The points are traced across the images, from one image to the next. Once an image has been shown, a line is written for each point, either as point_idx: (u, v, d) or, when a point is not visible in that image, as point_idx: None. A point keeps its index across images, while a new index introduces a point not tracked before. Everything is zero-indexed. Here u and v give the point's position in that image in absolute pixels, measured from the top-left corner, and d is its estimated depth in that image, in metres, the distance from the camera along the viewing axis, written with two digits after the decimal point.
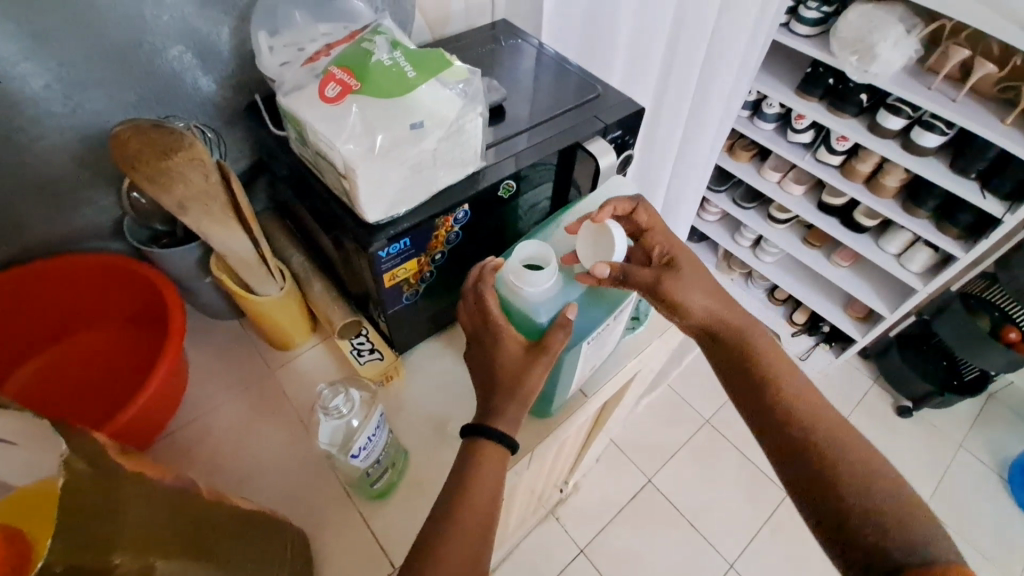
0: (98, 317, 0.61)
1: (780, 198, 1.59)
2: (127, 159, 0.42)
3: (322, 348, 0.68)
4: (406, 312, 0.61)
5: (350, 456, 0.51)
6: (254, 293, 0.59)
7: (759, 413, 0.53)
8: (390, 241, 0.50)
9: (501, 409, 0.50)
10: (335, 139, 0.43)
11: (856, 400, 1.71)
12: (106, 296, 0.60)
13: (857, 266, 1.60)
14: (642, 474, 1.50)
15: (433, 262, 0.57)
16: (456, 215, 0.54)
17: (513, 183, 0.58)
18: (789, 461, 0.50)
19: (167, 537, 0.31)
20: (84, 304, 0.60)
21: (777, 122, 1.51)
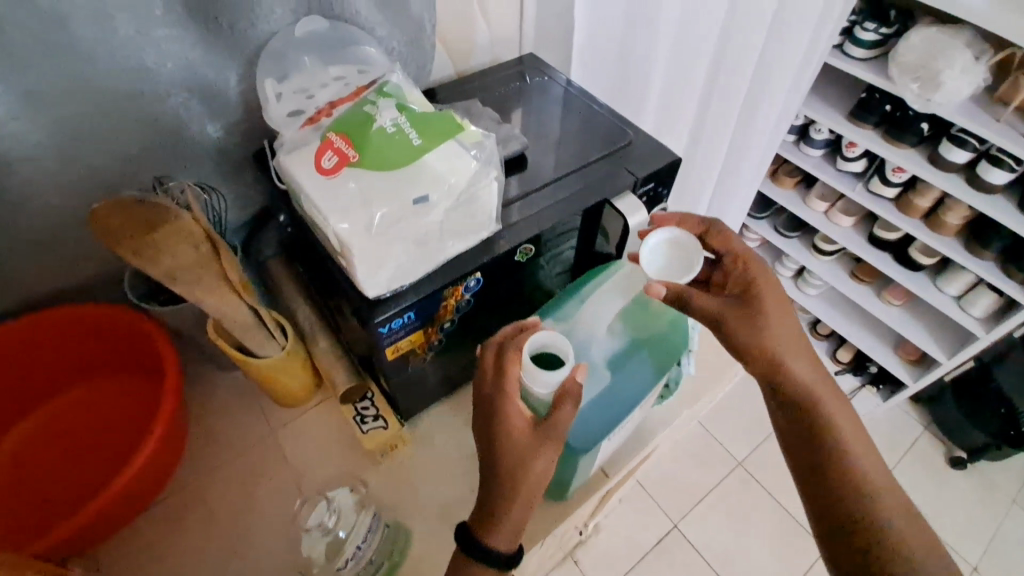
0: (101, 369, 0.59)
1: (826, 228, 1.48)
2: (109, 236, 0.39)
3: (326, 405, 0.64)
4: (413, 379, 0.56)
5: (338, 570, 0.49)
6: (253, 355, 0.55)
7: (806, 451, 0.48)
8: (392, 316, 0.45)
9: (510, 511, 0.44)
10: (329, 215, 0.39)
11: (904, 447, 1.58)
12: (109, 350, 0.58)
13: (910, 305, 1.48)
14: (668, 519, 1.41)
15: (442, 330, 0.52)
16: (468, 283, 0.49)
17: (532, 247, 0.53)
18: (825, 497, 0.46)
19: None
20: (87, 357, 0.58)
21: (826, 149, 1.42)
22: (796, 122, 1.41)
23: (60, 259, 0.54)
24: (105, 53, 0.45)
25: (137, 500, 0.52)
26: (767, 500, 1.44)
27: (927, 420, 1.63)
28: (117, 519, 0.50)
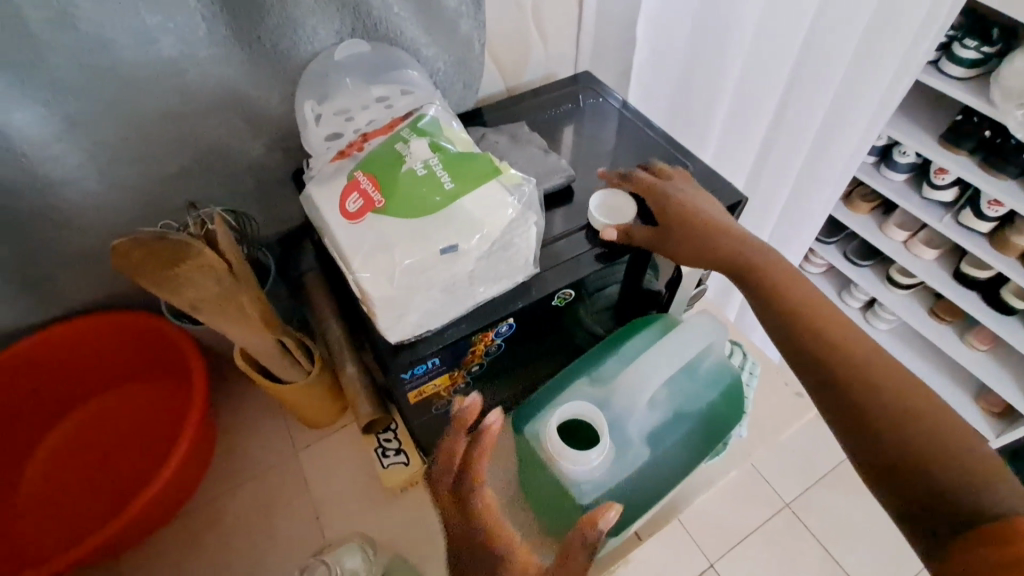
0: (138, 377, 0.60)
1: (904, 260, 1.35)
2: (130, 271, 0.38)
3: (351, 430, 0.63)
4: (438, 418, 0.54)
5: None
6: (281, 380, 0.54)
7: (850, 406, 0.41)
8: (414, 363, 0.43)
9: None
10: (353, 260, 0.37)
11: None
12: (146, 360, 0.59)
13: (996, 350, 1.33)
14: (704, 557, 1.33)
15: (469, 374, 0.49)
16: (498, 329, 0.46)
17: (571, 292, 0.49)
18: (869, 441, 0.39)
19: None
20: (125, 365, 0.59)
21: (910, 173, 1.29)
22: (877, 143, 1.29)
23: (105, 271, 0.55)
24: (147, 75, 0.45)
25: (156, 520, 0.52)
26: (815, 549, 1.34)
27: None
28: (136, 537, 0.51)
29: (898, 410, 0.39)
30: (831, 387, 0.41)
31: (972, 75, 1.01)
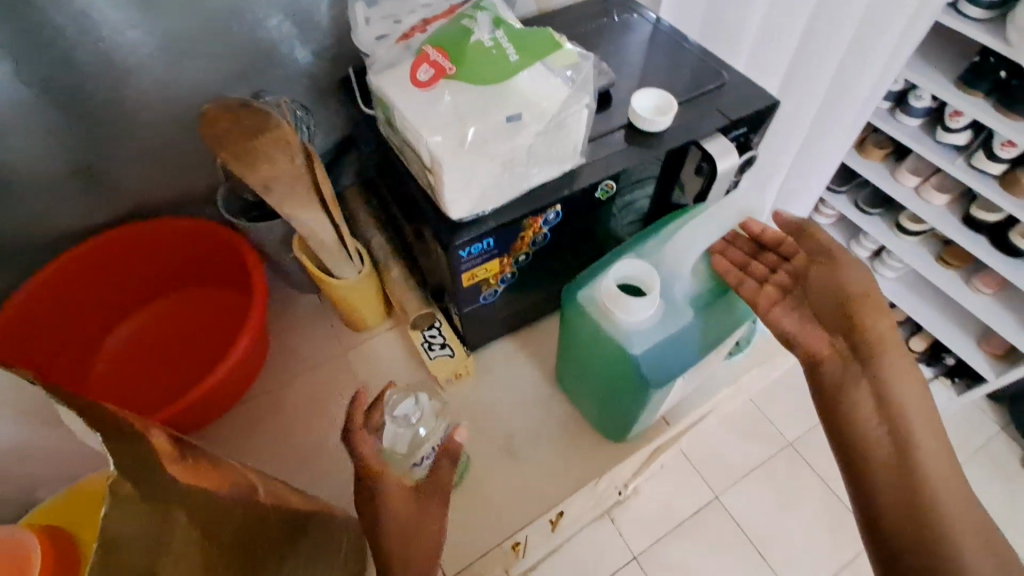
0: (196, 280, 0.64)
1: (916, 206, 1.37)
2: (217, 138, 0.42)
3: (395, 333, 0.66)
4: (483, 311, 0.57)
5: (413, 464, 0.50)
6: (332, 276, 0.57)
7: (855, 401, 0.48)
8: (473, 239, 0.46)
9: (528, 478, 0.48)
10: (423, 129, 0.39)
11: (975, 445, 1.48)
12: (204, 262, 0.62)
13: (1002, 295, 1.36)
14: (710, 490, 1.40)
15: (516, 263, 0.53)
16: (547, 216, 0.49)
17: (613, 185, 0.51)
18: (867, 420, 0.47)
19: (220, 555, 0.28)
20: (185, 267, 0.63)
21: (925, 118, 1.30)
22: (894, 87, 1.29)
23: (164, 171, 0.59)
24: None
25: (223, 401, 0.55)
26: (816, 483, 1.40)
27: (1005, 420, 1.52)
28: (206, 416, 0.54)
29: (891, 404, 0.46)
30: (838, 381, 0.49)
31: (989, 17, 1.00)
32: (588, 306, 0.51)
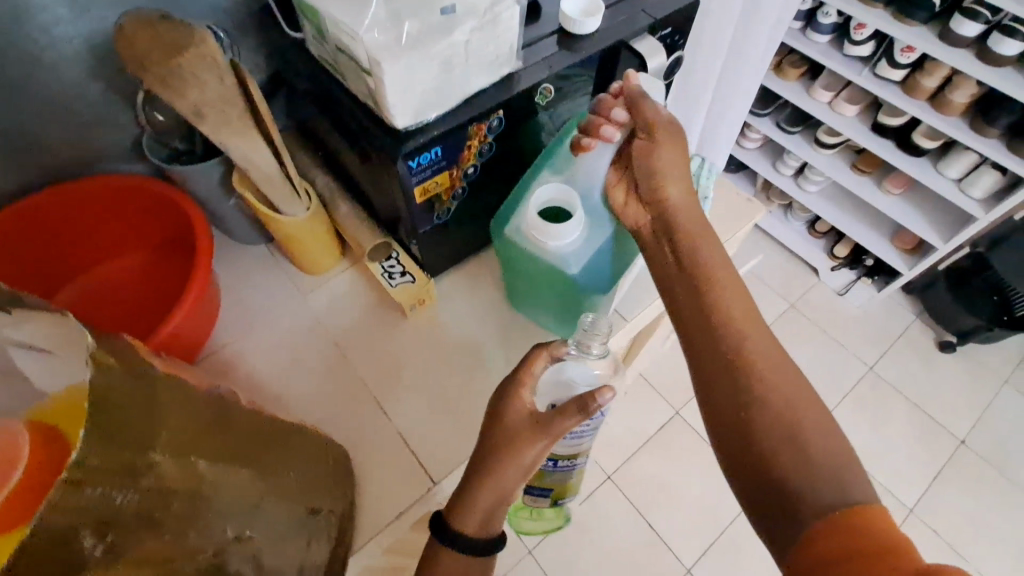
0: (122, 247, 0.61)
1: (830, 120, 1.45)
2: (137, 59, 0.40)
3: (353, 272, 0.66)
4: (439, 233, 0.58)
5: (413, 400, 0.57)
6: (279, 214, 0.56)
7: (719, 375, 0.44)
8: (420, 148, 0.46)
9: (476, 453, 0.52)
10: (358, 28, 0.41)
11: (895, 333, 1.64)
12: (128, 222, 0.60)
13: (909, 193, 1.48)
14: (670, 407, 1.50)
15: (465, 177, 0.53)
16: (490, 124, 0.50)
17: (551, 89, 0.53)
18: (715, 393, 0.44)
19: (209, 442, 0.29)
20: (108, 233, 0.60)
21: (833, 33, 1.34)
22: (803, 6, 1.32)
23: (81, 123, 0.56)
24: None
25: (196, 335, 0.54)
26: None
27: (919, 308, 1.68)
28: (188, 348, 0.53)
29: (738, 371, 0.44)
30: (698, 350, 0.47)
31: None
32: (519, 240, 0.55)
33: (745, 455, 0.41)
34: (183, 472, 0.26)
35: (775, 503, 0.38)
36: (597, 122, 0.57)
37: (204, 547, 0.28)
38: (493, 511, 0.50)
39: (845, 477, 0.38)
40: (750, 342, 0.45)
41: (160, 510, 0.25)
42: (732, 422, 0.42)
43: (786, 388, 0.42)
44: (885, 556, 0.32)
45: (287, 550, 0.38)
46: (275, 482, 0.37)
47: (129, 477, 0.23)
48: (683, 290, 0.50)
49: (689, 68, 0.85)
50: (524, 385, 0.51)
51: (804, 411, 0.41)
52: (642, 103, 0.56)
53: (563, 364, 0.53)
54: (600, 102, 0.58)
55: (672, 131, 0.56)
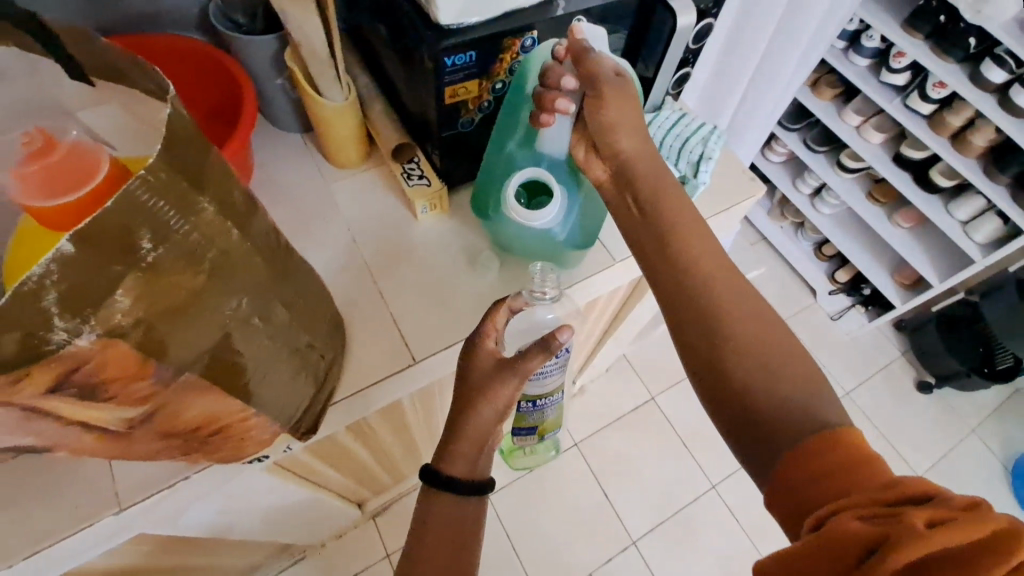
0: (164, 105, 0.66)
1: (854, 144, 1.42)
2: None
3: (375, 171, 0.71)
4: (460, 143, 0.64)
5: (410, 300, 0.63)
6: (319, 96, 0.61)
7: (690, 314, 0.47)
8: (458, 47, 0.52)
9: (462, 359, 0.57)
10: None
11: (878, 364, 1.62)
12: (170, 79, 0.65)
13: (917, 229, 1.48)
14: (647, 391, 1.52)
15: (493, 90, 0.59)
16: (524, 42, 0.56)
17: (585, 23, 0.58)
18: (689, 325, 0.47)
19: (242, 223, 0.34)
20: None
21: (873, 59, 1.31)
22: (849, 26, 1.29)
23: None
24: None
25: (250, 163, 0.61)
26: None
27: (905, 346, 1.65)
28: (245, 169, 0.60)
29: (711, 308, 0.47)
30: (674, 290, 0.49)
31: None
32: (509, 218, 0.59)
33: (723, 405, 0.44)
34: (220, 231, 0.31)
35: (753, 440, 0.42)
36: (550, 96, 0.55)
37: (224, 309, 0.34)
38: (479, 452, 0.58)
39: (816, 409, 0.42)
40: (716, 284, 0.48)
41: (201, 249, 0.30)
42: (709, 378, 0.45)
43: (755, 348, 0.45)
44: (845, 480, 0.37)
45: (284, 363, 0.44)
46: (288, 297, 0.42)
47: (181, 205, 0.28)
48: (659, 255, 0.51)
49: (736, 34, 0.93)
50: (488, 340, 0.57)
51: (778, 359, 0.44)
52: (586, 62, 0.54)
53: (528, 310, 0.60)
54: (545, 71, 0.55)
55: (618, 85, 0.54)
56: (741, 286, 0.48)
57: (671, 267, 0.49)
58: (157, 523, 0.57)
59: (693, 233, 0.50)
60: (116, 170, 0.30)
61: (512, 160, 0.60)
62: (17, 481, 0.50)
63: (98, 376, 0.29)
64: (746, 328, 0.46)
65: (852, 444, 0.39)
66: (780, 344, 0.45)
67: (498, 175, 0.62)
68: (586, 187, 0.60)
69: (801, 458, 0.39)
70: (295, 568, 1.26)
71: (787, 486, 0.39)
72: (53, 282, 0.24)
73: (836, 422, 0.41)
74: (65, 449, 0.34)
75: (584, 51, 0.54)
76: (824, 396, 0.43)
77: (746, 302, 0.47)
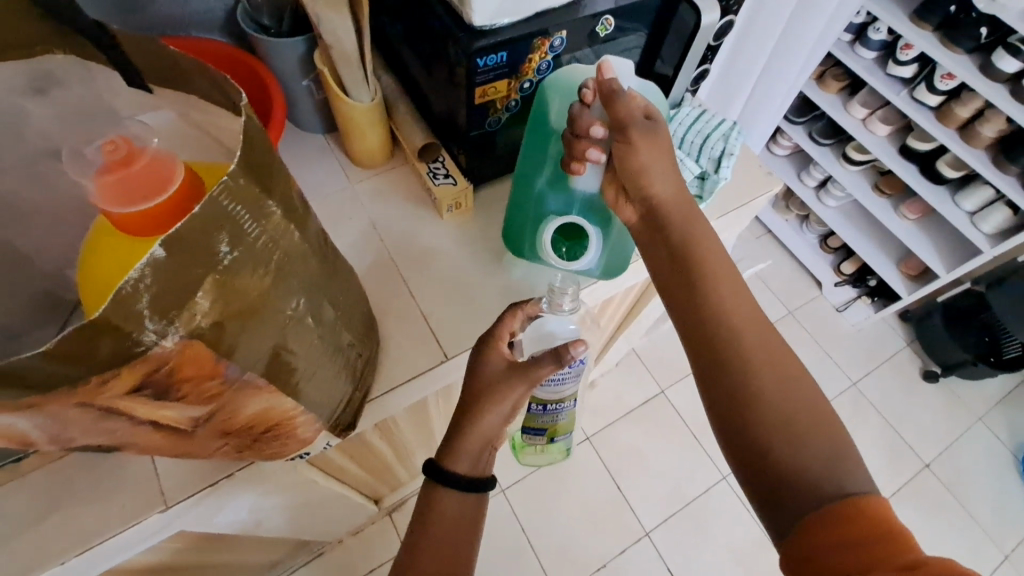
0: None
1: (861, 136, 1.42)
2: None
3: (399, 170, 0.72)
4: (486, 141, 0.64)
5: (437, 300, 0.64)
6: (348, 97, 0.62)
7: (712, 368, 0.48)
8: (490, 47, 0.53)
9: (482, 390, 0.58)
10: None
11: (884, 356, 1.63)
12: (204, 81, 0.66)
13: (924, 221, 1.48)
14: (656, 385, 1.53)
15: (521, 90, 0.60)
16: (553, 42, 0.56)
17: (611, 22, 0.59)
18: (713, 371, 0.48)
19: (301, 226, 0.35)
20: None
21: (880, 52, 1.31)
22: (856, 18, 1.29)
23: None
24: None
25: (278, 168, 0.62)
26: None
27: (911, 338, 1.67)
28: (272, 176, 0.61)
29: (734, 363, 0.47)
30: (698, 345, 0.50)
31: None
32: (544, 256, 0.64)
33: (748, 465, 0.46)
34: (285, 232, 0.32)
35: (777, 504, 0.44)
36: (581, 145, 0.55)
37: (284, 310, 0.35)
38: (481, 453, 0.61)
39: (840, 477, 0.43)
40: (740, 335, 0.48)
41: (268, 251, 0.31)
42: (735, 437, 0.46)
43: (783, 413, 0.45)
44: (866, 552, 0.39)
45: (331, 361, 0.45)
46: (335, 297, 0.43)
47: (255, 208, 0.29)
48: (684, 305, 0.51)
49: (748, 30, 0.93)
50: (503, 343, 0.59)
51: (803, 422, 0.45)
52: (615, 107, 0.52)
53: (541, 319, 0.61)
54: (574, 117, 0.54)
55: (647, 128, 0.53)
56: (763, 334, 0.49)
57: (699, 330, 0.50)
58: (195, 521, 0.58)
59: (730, 284, 0.51)
60: (191, 178, 0.31)
61: (544, 198, 0.63)
62: (64, 480, 0.51)
63: (175, 375, 0.30)
64: (772, 388, 0.46)
65: (873, 519, 0.40)
66: (806, 405, 0.46)
67: (529, 212, 0.64)
68: (616, 232, 0.64)
69: (822, 527, 0.41)
70: (313, 564, 1.27)
71: (808, 552, 0.41)
72: (146, 286, 0.25)
73: (858, 491, 0.42)
74: (135, 447, 0.35)
75: (613, 93, 0.52)
76: (847, 460, 0.44)
77: (775, 355, 0.48)
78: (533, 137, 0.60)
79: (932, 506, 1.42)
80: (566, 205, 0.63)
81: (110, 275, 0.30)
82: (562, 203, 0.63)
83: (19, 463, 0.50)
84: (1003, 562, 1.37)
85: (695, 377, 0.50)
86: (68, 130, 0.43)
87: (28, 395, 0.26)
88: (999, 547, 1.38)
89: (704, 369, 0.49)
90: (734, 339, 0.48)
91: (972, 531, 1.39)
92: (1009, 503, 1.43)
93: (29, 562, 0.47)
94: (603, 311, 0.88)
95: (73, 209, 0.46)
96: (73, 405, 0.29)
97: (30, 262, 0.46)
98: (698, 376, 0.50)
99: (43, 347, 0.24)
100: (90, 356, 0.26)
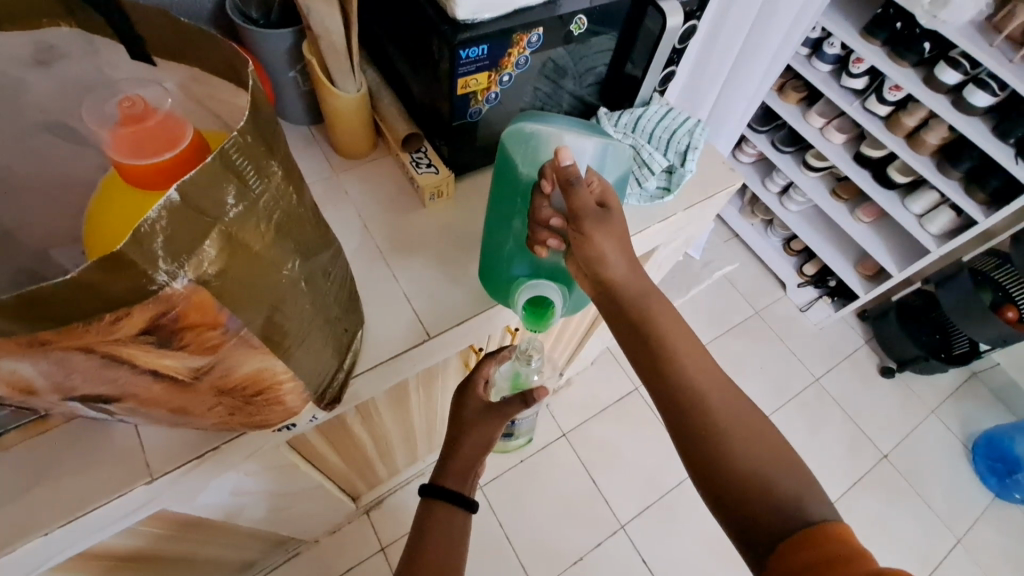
0: None
1: (818, 144, 1.50)
2: None
3: (383, 159, 0.74)
4: (468, 132, 0.68)
5: (417, 288, 0.66)
6: (335, 87, 0.64)
7: (675, 406, 0.53)
8: (472, 41, 0.57)
9: (461, 403, 0.66)
10: None
11: (844, 353, 1.71)
12: None
13: (878, 224, 1.57)
14: (631, 382, 1.57)
15: (501, 82, 0.64)
16: (531, 37, 0.60)
17: (585, 22, 0.63)
18: (675, 405, 0.53)
19: (294, 193, 0.37)
20: None
21: (834, 65, 1.39)
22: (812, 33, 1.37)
23: None
24: None
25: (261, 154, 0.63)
26: None
27: (869, 335, 1.75)
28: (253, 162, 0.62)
29: (695, 408, 0.52)
30: (664, 388, 0.54)
31: None
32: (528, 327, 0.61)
33: (722, 498, 0.49)
34: (284, 193, 0.35)
35: (752, 533, 0.47)
36: (541, 232, 0.59)
37: (281, 271, 0.37)
38: (459, 471, 0.66)
39: (803, 503, 0.47)
40: (694, 373, 0.53)
41: (268, 211, 0.34)
42: (705, 473, 0.50)
43: (746, 448, 0.50)
44: (830, 568, 0.42)
45: (321, 332, 0.45)
46: (328, 266, 0.45)
47: (259, 164, 0.32)
48: (645, 352, 0.55)
49: (716, 30, 1.00)
50: (479, 386, 0.66)
51: (766, 459, 0.49)
52: (568, 197, 0.54)
53: (506, 363, 0.67)
54: (535, 205, 0.58)
55: (599, 216, 0.55)
56: (712, 371, 0.54)
57: (660, 376, 0.54)
58: (177, 501, 0.59)
59: (679, 328, 0.56)
60: (197, 139, 0.37)
61: (512, 261, 0.63)
62: (46, 455, 0.51)
63: (180, 322, 0.33)
64: (734, 424, 0.51)
65: (840, 538, 0.44)
66: (764, 442, 0.50)
67: (498, 271, 0.65)
68: (578, 288, 0.70)
69: (792, 555, 0.44)
70: (287, 566, 1.25)
71: None
72: (162, 228, 0.28)
73: (822, 519, 0.45)
74: (134, 397, 0.37)
75: (569, 183, 0.53)
76: (811, 491, 0.48)
77: (730, 389, 0.53)
78: (500, 188, 0.62)
79: (891, 494, 1.49)
80: (533, 268, 0.65)
81: (122, 219, 0.36)
82: (529, 267, 0.64)
83: (1, 437, 0.51)
84: (956, 546, 1.44)
85: (661, 407, 0.55)
86: (61, 107, 0.45)
87: (45, 328, 0.29)
88: (953, 532, 1.46)
89: (666, 401, 0.54)
90: (693, 381, 0.53)
91: (929, 518, 1.47)
92: (960, 492, 1.51)
93: (9, 536, 0.47)
94: (561, 333, 0.91)
95: (64, 183, 0.48)
96: (78, 351, 0.32)
97: (14, 239, 0.47)
98: (664, 404, 0.54)
99: (68, 274, 0.27)
100: (106, 291, 0.28)
